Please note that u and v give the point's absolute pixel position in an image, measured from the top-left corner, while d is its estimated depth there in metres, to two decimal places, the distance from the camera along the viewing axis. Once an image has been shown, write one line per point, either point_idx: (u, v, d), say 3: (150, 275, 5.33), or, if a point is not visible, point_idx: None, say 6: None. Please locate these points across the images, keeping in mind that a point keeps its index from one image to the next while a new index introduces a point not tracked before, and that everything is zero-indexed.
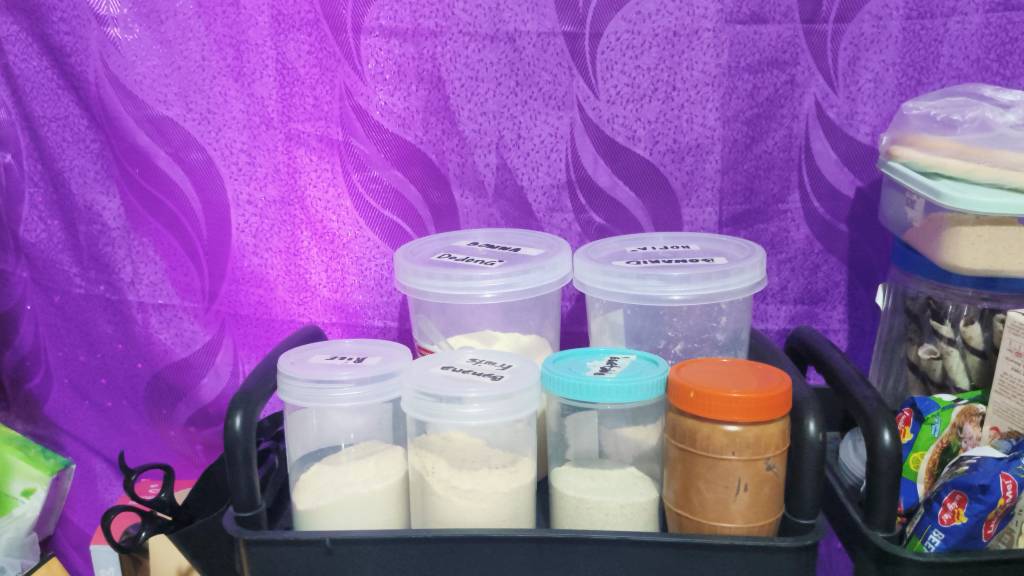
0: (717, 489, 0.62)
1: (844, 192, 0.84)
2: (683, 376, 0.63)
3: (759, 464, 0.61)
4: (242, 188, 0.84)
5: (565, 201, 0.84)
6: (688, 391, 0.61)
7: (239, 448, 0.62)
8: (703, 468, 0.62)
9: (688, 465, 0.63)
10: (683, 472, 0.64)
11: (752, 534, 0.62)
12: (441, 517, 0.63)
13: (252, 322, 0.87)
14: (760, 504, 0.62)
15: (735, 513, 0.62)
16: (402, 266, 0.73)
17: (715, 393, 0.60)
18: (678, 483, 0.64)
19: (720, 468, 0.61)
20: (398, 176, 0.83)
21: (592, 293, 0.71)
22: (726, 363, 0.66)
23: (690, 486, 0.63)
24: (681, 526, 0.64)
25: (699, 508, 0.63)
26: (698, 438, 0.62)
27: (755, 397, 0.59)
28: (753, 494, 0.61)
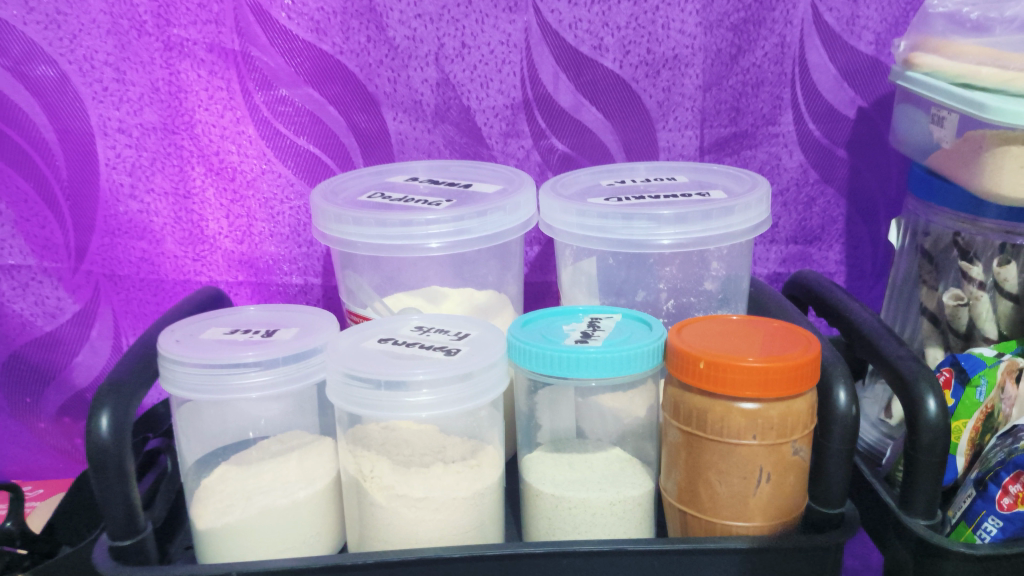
0: (731, 481, 0.49)
1: (844, 111, 0.71)
2: (684, 341, 0.49)
3: (784, 448, 0.48)
4: (111, 112, 0.66)
5: (521, 123, 0.69)
6: (696, 361, 0.47)
7: (109, 459, 0.48)
8: (714, 456, 0.49)
9: (693, 450, 0.50)
10: (687, 458, 0.51)
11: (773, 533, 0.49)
12: (383, 534, 0.50)
13: (134, 284, 0.71)
14: (784, 496, 0.49)
15: (753, 510, 0.49)
16: (320, 210, 0.57)
17: (732, 362, 0.46)
18: (681, 473, 0.51)
19: (736, 455, 0.48)
20: (312, 96, 0.67)
21: (563, 238, 0.57)
22: (734, 320, 0.53)
23: (696, 476, 0.50)
24: (685, 525, 0.52)
25: (708, 504, 0.50)
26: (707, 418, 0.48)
27: (780, 367, 0.46)
28: (777, 485, 0.48)
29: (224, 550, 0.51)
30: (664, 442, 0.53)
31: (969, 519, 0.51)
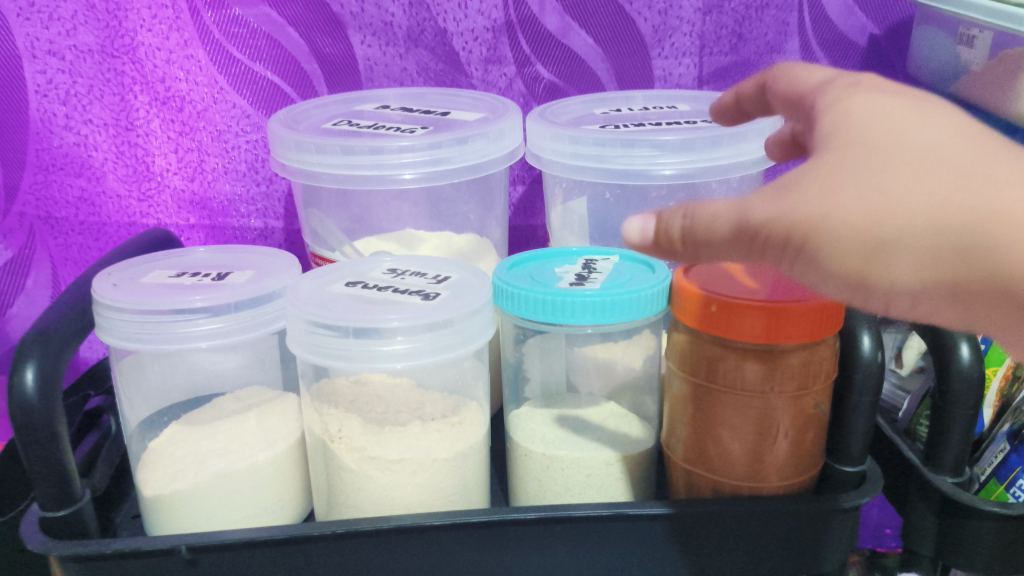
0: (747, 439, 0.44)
1: (855, 39, 0.64)
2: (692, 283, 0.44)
3: (804, 400, 0.44)
4: (40, 32, 0.59)
5: (503, 48, 0.62)
6: (707, 303, 0.42)
7: (35, 420, 0.41)
8: (727, 410, 0.44)
9: (703, 405, 0.45)
10: (695, 414, 0.46)
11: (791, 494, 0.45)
12: (353, 500, 0.44)
13: (74, 227, 0.64)
14: (802, 453, 0.45)
15: (769, 469, 0.44)
16: (279, 138, 0.51)
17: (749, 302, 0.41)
18: (687, 430, 0.46)
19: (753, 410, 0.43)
20: (269, 16, 0.60)
21: (553, 170, 0.51)
22: None
23: (705, 434, 0.45)
24: (690, 488, 0.47)
25: (719, 465, 0.45)
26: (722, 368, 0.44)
27: (807, 309, 0.40)
28: (795, 441, 0.44)
29: (173, 520, 0.46)
30: (666, 396, 0.49)
31: (1002, 477, 0.46)
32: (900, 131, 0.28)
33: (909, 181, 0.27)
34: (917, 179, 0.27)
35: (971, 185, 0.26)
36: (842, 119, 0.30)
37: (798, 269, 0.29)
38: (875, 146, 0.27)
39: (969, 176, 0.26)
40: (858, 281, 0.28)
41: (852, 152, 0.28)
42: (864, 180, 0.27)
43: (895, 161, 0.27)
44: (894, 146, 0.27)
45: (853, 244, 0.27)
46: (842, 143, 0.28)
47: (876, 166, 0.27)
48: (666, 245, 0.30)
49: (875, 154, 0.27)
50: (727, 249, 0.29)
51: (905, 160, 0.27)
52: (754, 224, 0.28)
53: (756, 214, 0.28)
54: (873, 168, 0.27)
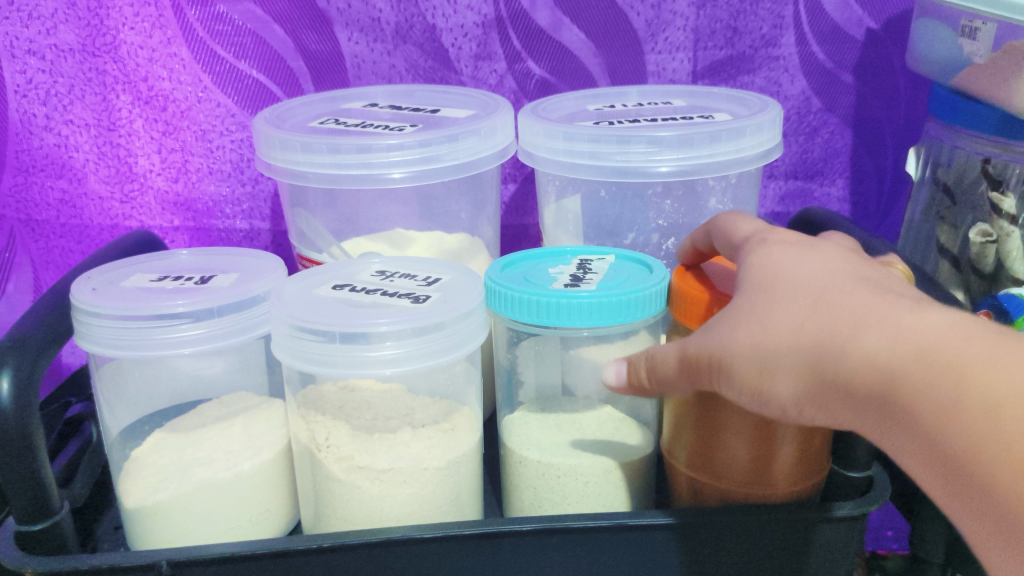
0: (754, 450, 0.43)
1: (853, 33, 0.63)
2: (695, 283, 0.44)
3: None
4: (19, 31, 0.57)
5: (493, 44, 0.61)
6: (710, 303, 0.41)
7: (10, 431, 0.39)
8: (730, 414, 0.43)
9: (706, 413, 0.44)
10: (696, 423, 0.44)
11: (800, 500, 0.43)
12: (341, 511, 0.43)
13: (55, 229, 0.62)
14: (810, 458, 0.43)
15: (776, 475, 0.43)
16: (264, 136, 0.49)
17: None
18: (691, 435, 0.45)
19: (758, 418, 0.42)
20: (254, 13, 0.58)
21: (546, 167, 0.50)
22: None
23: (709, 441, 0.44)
24: (694, 493, 0.46)
25: (723, 470, 0.44)
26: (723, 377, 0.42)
27: None
28: (803, 447, 0.43)
29: (156, 532, 0.44)
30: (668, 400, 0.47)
31: None
32: (759, 258, 0.36)
33: (778, 309, 0.33)
34: (782, 309, 0.33)
35: (824, 311, 0.32)
36: (746, 258, 0.37)
37: (726, 395, 0.35)
38: (752, 280, 0.35)
39: (821, 306, 0.32)
40: (761, 397, 0.34)
41: (752, 297, 0.34)
42: (728, 313, 0.34)
43: (748, 285, 0.35)
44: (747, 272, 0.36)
45: (750, 376, 0.33)
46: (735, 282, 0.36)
47: (735, 301, 0.35)
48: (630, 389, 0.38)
49: (765, 297, 0.34)
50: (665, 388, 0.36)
51: (772, 292, 0.33)
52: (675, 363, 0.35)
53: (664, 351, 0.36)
54: (742, 303, 0.34)
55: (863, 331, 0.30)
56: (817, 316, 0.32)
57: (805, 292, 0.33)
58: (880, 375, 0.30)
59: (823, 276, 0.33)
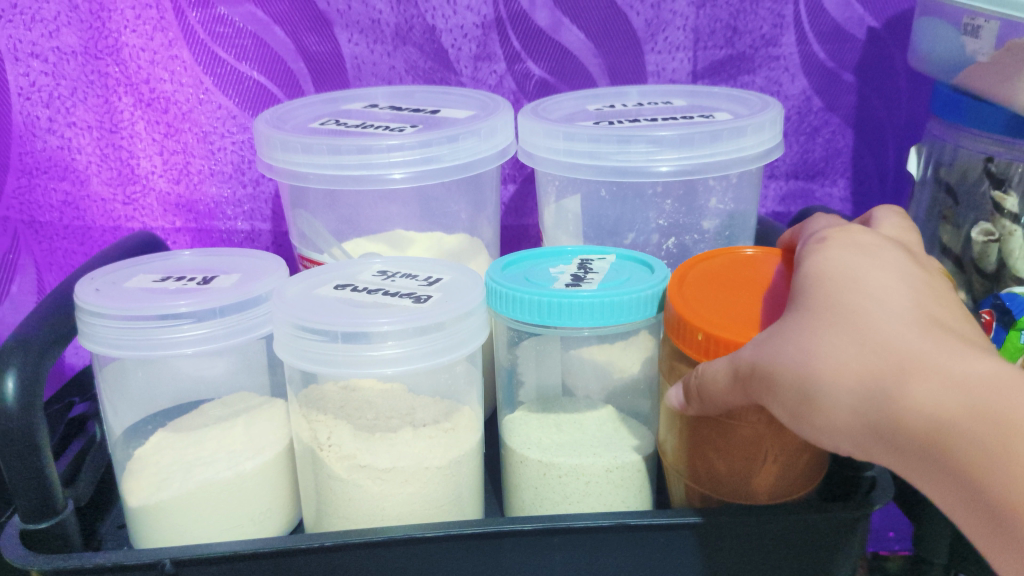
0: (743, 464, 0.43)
1: (853, 32, 0.63)
2: (687, 306, 0.41)
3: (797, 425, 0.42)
4: (22, 34, 0.58)
5: (493, 45, 0.61)
6: (695, 332, 0.39)
7: (14, 430, 0.40)
8: (713, 431, 0.43)
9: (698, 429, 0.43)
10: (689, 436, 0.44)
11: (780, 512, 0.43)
12: (342, 510, 0.43)
13: (58, 231, 0.63)
14: (795, 473, 0.43)
15: (757, 489, 0.43)
16: (265, 138, 0.49)
17: (736, 343, 0.38)
18: (679, 441, 0.45)
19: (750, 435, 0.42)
20: (255, 15, 0.58)
21: (546, 167, 0.50)
22: (715, 268, 0.45)
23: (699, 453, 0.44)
24: (682, 494, 0.46)
25: (707, 480, 0.44)
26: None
27: None
28: (787, 464, 0.42)
29: (158, 532, 0.44)
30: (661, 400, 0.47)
31: None
32: (813, 271, 0.36)
33: (825, 339, 0.32)
34: (830, 342, 0.32)
35: (871, 350, 0.31)
36: (813, 271, 0.36)
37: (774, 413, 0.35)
38: (808, 301, 0.34)
39: (868, 342, 0.31)
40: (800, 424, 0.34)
41: (799, 320, 0.34)
42: (776, 336, 0.34)
43: (796, 306, 0.35)
44: (799, 289, 0.35)
45: (790, 399, 0.33)
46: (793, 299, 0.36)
47: (785, 323, 0.34)
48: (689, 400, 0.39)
49: (812, 322, 0.33)
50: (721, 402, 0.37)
51: (820, 319, 0.33)
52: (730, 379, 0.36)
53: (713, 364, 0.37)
54: (790, 328, 0.34)
55: (917, 377, 0.30)
56: (862, 356, 0.31)
57: (857, 326, 0.32)
58: (928, 425, 0.30)
59: (872, 303, 0.32)
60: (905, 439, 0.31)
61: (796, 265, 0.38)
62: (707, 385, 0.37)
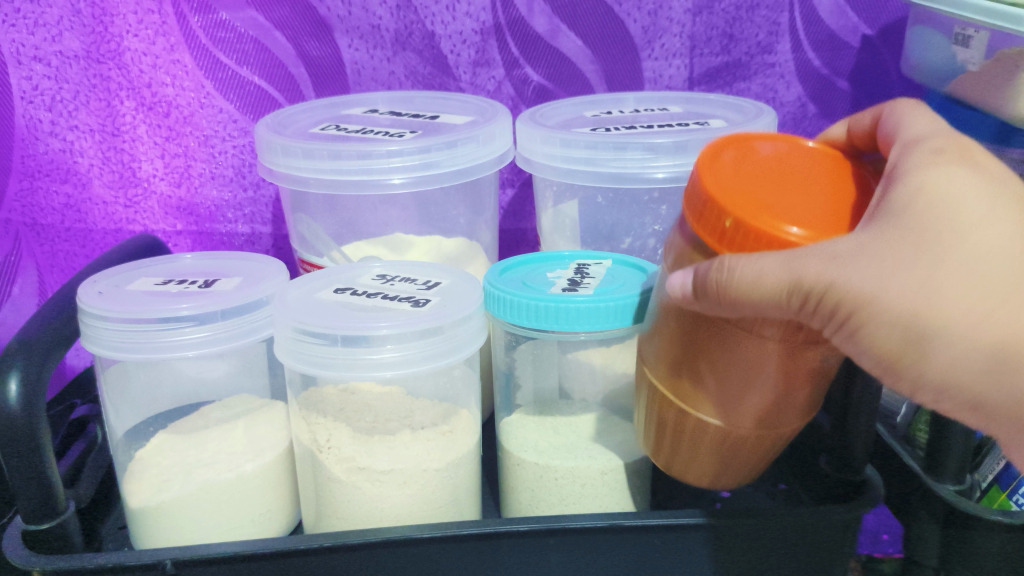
0: (732, 438, 0.38)
1: (847, 39, 0.64)
2: (720, 183, 0.34)
3: (807, 354, 0.35)
4: (25, 38, 0.58)
5: (491, 51, 0.62)
6: (723, 217, 0.33)
7: (18, 431, 0.40)
8: (709, 340, 0.36)
9: (707, 379, 0.37)
10: (689, 375, 0.38)
11: (751, 442, 0.39)
12: (341, 510, 0.44)
13: (59, 233, 0.63)
14: (789, 406, 0.37)
15: (741, 414, 0.37)
16: (266, 142, 0.50)
17: (767, 234, 0.31)
18: (671, 347, 0.38)
19: (757, 410, 0.37)
20: (256, 20, 0.59)
21: (544, 173, 0.50)
22: (768, 152, 0.38)
23: (693, 398, 0.38)
24: (658, 402, 0.41)
25: (690, 393, 0.38)
26: (749, 362, 0.35)
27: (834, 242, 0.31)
28: (780, 394, 0.36)
29: (158, 533, 0.45)
30: (659, 298, 0.40)
31: (1005, 484, 0.46)
32: (924, 186, 0.30)
33: (946, 278, 0.29)
34: (947, 280, 0.29)
35: (1003, 302, 0.29)
36: (914, 181, 0.31)
37: (838, 339, 0.31)
38: (919, 219, 0.30)
39: (1003, 293, 0.29)
40: (879, 352, 0.30)
41: (915, 242, 0.29)
42: (882, 257, 0.29)
43: (918, 228, 0.29)
44: (907, 203, 0.30)
45: (891, 329, 0.29)
46: (869, 218, 0.31)
47: (887, 242, 0.29)
48: (704, 297, 0.32)
49: (940, 254, 0.29)
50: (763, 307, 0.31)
51: (936, 251, 0.29)
52: (809, 285, 0.29)
53: (811, 273, 0.29)
54: (899, 252, 0.29)
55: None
56: (990, 307, 0.29)
57: (986, 274, 0.29)
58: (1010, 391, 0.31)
59: (1005, 249, 0.29)
60: (958, 390, 0.31)
61: (893, 177, 0.32)
62: (740, 285, 0.30)
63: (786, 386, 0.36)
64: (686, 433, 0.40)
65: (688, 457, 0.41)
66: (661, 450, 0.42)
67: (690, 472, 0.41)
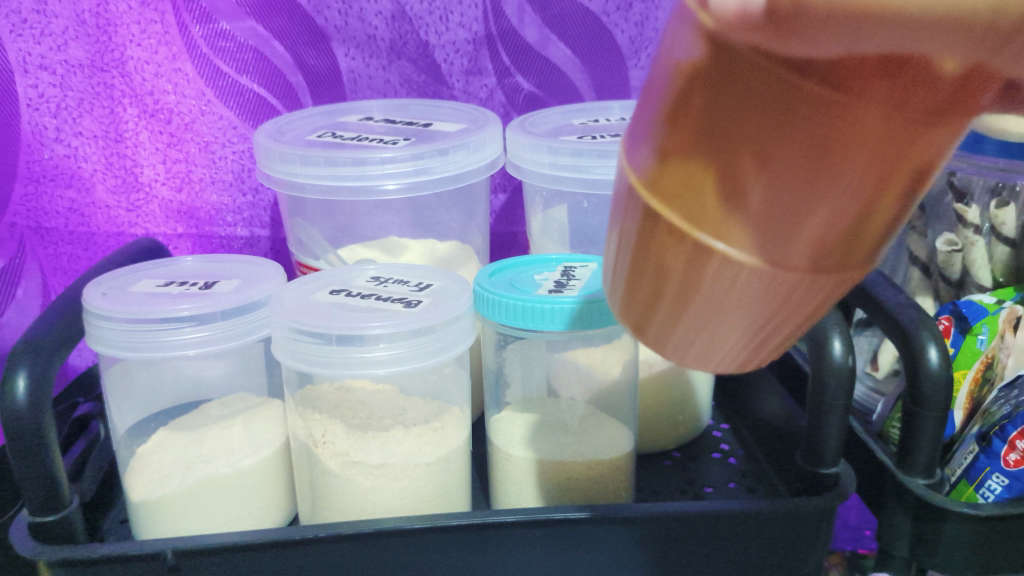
0: (759, 312, 0.21)
1: None
2: None
3: (918, 132, 0.18)
4: (31, 47, 0.60)
5: (483, 60, 0.63)
6: None
7: (25, 427, 0.42)
8: (751, 74, 0.17)
9: (767, 148, 0.18)
10: (711, 182, 0.19)
11: (787, 298, 0.20)
12: (336, 503, 0.45)
13: (63, 237, 0.65)
14: (865, 237, 0.19)
15: (796, 242, 0.19)
16: (264, 149, 0.52)
17: None
18: (686, 78, 0.18)
19: (833, 217, 0.19)
20: (255, 30, 0.61)
21: (533, 180, 0.52)
22: None
23: (797, 182, 0.18)
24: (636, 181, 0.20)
25: (722, 189, 0.19)
26: (835, 130, 0.17)
27: None
28: (860, 222, 0.19)
29: (158, 527, 0.46)
30: None
31: (971, 478, 0.48)
32: None
33: None
34: None
35: None
36: None
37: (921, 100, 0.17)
38: None
39: None
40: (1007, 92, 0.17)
41: None
42: None
43: None
44: None
45: None
46: None
47: None
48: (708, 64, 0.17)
49: None
50: (760, 106, 0.17)
51: None
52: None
53: None
54: None
55: None
56: None
57: None
58: None
59: None
60: None
61: None
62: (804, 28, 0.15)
63: (875, 188, 0.18)
64: (696, 300, 0.21)
65: (695, 340, 0.22)
66: (648, 319, 0.22)
67: (694, 351, 0.22)
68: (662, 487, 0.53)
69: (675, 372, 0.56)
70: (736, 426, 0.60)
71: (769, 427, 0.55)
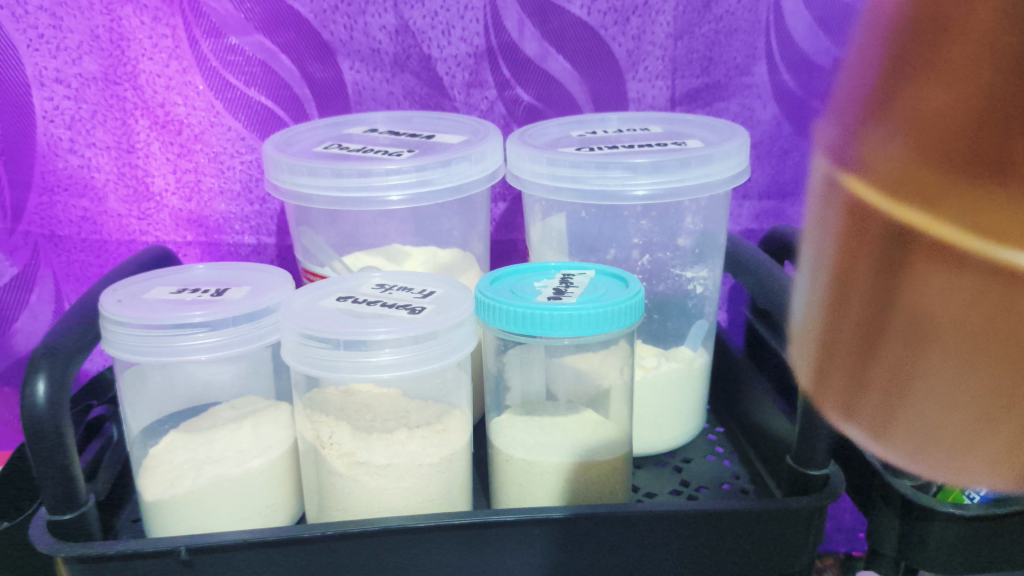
0: (962, 351, 0.19)
1: None
2: None
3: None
4: (47, 61, 0.62)
5: (484, 73, 0.65)
6: None
7: (44, 428, 0.44)
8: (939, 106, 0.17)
9: (953, 149, 0.17)
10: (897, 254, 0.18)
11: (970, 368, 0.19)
12: (342, 502, 0.47)
13: (75, 245, 0.67)
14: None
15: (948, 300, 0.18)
16: (273, 161, 0.53)
17: None
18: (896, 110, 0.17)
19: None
20: (263, 44, 0.63)
21: (532, 190, 0.54)
22: None
23: (986, 171, 0.17)
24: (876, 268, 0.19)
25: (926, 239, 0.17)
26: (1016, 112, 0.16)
27: None
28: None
29: (172, 523, 0.48)
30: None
31: None
32: None
33: None
34: None
35: None
36: None
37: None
38: None
39: None
40: None
41: None
42: None
43: None
44: None
45: None
46: None
47: None
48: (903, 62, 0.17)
49: None
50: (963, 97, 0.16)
51: None
52: None
53: None
54: None
55: None
56: None
57: None
58: None
59: None
60: None
61: None
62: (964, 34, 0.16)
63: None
64: (935, 336, 0.18)
65: (929, 411, 0.20)
66: (877, 381, 0.20)
67: (926, 429, 0.20)
68: (658, 488, 0.55)
69: (671, 377, 0.57)
70: (731, 430, 0.62)
71: (762, 430, 0.57)
